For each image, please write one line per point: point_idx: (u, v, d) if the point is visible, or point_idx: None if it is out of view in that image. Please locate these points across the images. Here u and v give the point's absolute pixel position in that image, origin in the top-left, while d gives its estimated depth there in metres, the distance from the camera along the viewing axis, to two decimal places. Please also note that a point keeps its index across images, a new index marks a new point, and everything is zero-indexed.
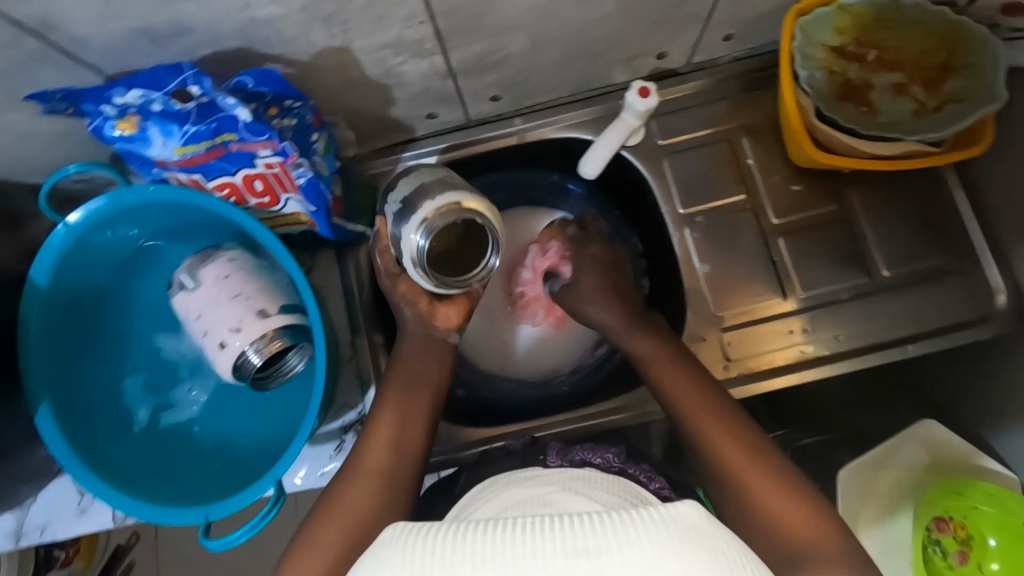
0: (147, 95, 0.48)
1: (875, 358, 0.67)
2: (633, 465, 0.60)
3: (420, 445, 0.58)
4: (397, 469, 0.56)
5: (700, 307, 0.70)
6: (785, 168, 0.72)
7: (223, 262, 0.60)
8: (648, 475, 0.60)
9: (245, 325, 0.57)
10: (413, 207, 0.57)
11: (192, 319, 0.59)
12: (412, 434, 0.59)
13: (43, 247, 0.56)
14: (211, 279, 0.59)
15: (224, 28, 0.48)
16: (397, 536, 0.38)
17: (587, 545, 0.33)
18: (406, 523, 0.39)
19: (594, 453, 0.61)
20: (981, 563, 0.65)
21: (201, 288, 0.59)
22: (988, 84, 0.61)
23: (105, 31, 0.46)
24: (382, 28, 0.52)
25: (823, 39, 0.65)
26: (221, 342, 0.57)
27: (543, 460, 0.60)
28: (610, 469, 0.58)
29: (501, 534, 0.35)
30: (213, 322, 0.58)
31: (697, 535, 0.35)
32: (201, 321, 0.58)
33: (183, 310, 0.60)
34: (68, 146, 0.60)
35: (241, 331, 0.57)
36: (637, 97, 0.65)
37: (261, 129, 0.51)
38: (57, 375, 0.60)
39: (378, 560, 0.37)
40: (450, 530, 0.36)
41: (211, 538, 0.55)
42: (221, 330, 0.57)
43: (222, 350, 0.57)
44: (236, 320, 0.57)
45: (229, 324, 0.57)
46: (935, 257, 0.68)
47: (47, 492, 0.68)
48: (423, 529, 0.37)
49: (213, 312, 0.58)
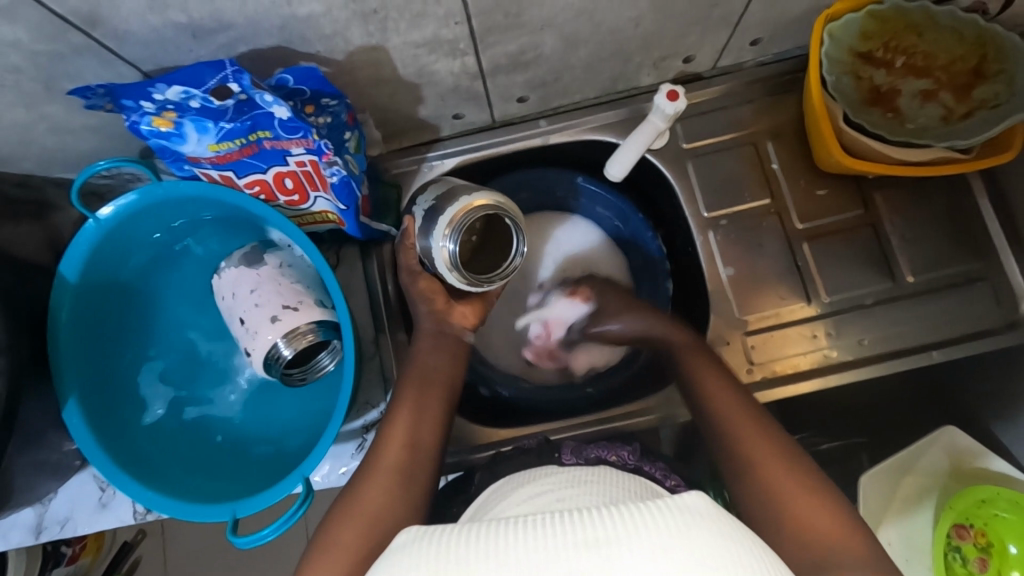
0: (186, 92, 0.48)
1: (899, 364, 0.67)
2: (647, 463, 0.61)
3: (436, 442, 0.58)
4: (415, 465, 0.55)
5: (724, 310, 0.70)
6: (809, 172, 0.72)
7: (284, 254, 0.62)
8: (664, 473, 0.60)
9: (303, 306, 0.59)
10: (438, 214, 0.59)
11: (242, 291, 0.60)
12: (428, 433, 0.57)
13: (74, 242, 0.57)
14: (272, 262, 0.61)
15: (265, 24, 0.48)
16: (409, 543, 0.37)
17: (598, 536, 0.32)
18: (418, 530, 0.38)
19: (608, 452, 0.61)
20: (1001, 569, 0.68)
21: (259, 266, 0.61)
22: (1018, 93, 0.61)
23: (148, 26, 0.46)
24: (419, 27, 0.52)
25: (852, 44, 0.65)
26: (269, 318, 0.58)
27: (558, 457, 0.60)
28: (626, 466, 0.59)
29: (510, 531, 0.34)
30: (266, 298, 0.59)
31: (707, 525, 0.33)
32: (253, 294, 0.59)
33: (233, 283, 0.61)
34: (100, 139, 0.60)
35: (297, 310, 0.58)
36: (665, 101, 0.66)
37: (298, 126, 0.51)
38: (85, 371, 0.61)
39: (394, 564, 0.36)
40: (460, 528, 0.35)
41: (239, 535, 0.54)
42: (275, 304, 0.58)
43: (265, 326, 0.58)
44: (294, 300, 0.59)
45: (286, 301, 0.59)
46: (963, 262, 0.69)
47: (67, 487, 0.67)
48: (433, 531, 0.37)
49: (269, 289, 0.59)
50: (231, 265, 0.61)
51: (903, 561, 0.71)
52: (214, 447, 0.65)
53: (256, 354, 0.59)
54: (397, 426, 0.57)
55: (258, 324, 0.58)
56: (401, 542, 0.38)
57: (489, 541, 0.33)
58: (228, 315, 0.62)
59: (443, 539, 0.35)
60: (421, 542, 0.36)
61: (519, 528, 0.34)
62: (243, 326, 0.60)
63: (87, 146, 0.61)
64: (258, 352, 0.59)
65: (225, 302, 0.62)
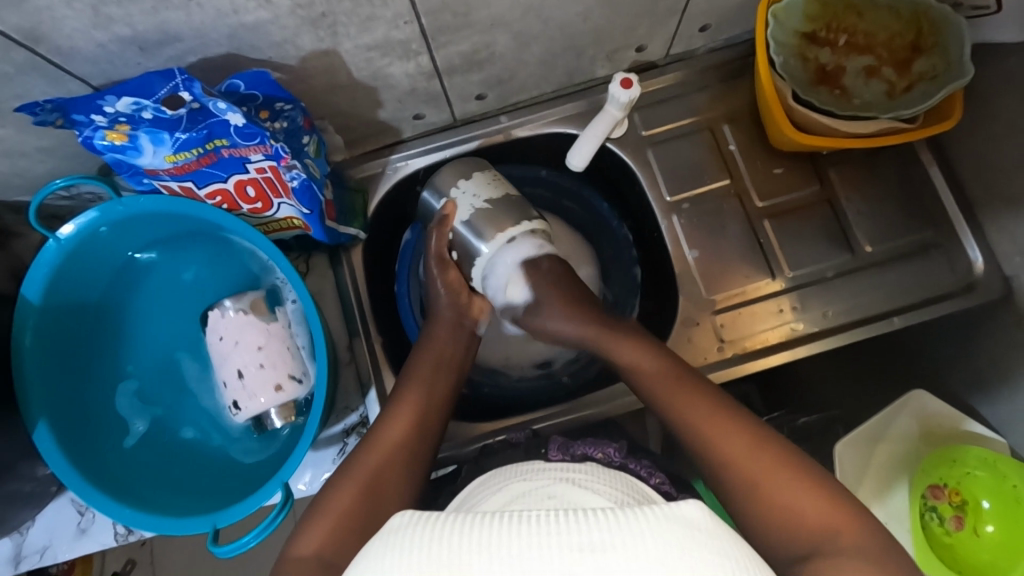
0: (138, 103, 0.48)
1: (864, 332, 0.69)
2: (633, 460, 0.61)
3: (440, 427, 0.60)
4: (417, 449, 0.57)
5: (693, 292, 0.71)
6: (765, 152, 0.74)
7: (291, 310, 0.63)
8: (648, 470, 0.60)
9: (307, 379, 0.61)
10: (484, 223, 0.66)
11: (247, 344, 0.59)
12: (433, 416, 0.60)
13: (35, 263, 0.57)
14: (282, 322, 0.61)
15: (214, 34, 0.49)
16: (408, 524, 0.35)
17: (591, 539, 0.32)
18: (415, 512, 0.36)
19: (595, 449, 0.62)
20: (976, 526, 0.69)
21: (269, 321, 0.61)
22: (956, 64, 0.63)
23: (94, 40, 0.46)
24: (369, 29, 0.53)
25: (795, 26, 0.68)
26: (273, 386, 0.59)
27: (544, 454, 0.61)
28: (611, 464, 0.59)
29: (507, 526, 0.33)
30: (276, 363, 0.59)
31: (701, 533, 0.33)
32: (259, 352, 0.59)
33: (237, 332, 0.59)
34: (57, 159, 0.60)
35: (301, 383, 0.61)
36: (620, 89, 0.67)
37: (253, 133, 0.51)
38: (54, 394, 0.60)
39: (387, 549, 0.35)
40: (460, 519, 0.34)
41: (220, 544, 0.54)
42: (281, 373, 0.59)
43: (265, 391, 0.59)
44: (300, 371, 0.61)
45: (291, 371, 0.60)
46: (918, 231, 0.71)
47: (45, 514, 0.66)
48: (433, 517, 0.35)
49: (280, 353, 0.60)
50: (236, 311, 0.60)
51: (883, 525, 0.71)
52: (191, 463, 0.64)
53: (248, 412, 0.60)
54: (405, 410, 0.59)
55: (258, 388, 0.59)
56: (396, 524, 0.36)
57: (486, 539, 0.32)
58: (219, 358, 0.60)
59: (440, 529, 0.34)
60: (409, 531, 0.35)
61: (512, 525, 0.33)
62: (239, 380, 0.59)
63: (43, 168, 0.61)
64: (250, 411, 0.60)
65: (221, 343, 0.60)
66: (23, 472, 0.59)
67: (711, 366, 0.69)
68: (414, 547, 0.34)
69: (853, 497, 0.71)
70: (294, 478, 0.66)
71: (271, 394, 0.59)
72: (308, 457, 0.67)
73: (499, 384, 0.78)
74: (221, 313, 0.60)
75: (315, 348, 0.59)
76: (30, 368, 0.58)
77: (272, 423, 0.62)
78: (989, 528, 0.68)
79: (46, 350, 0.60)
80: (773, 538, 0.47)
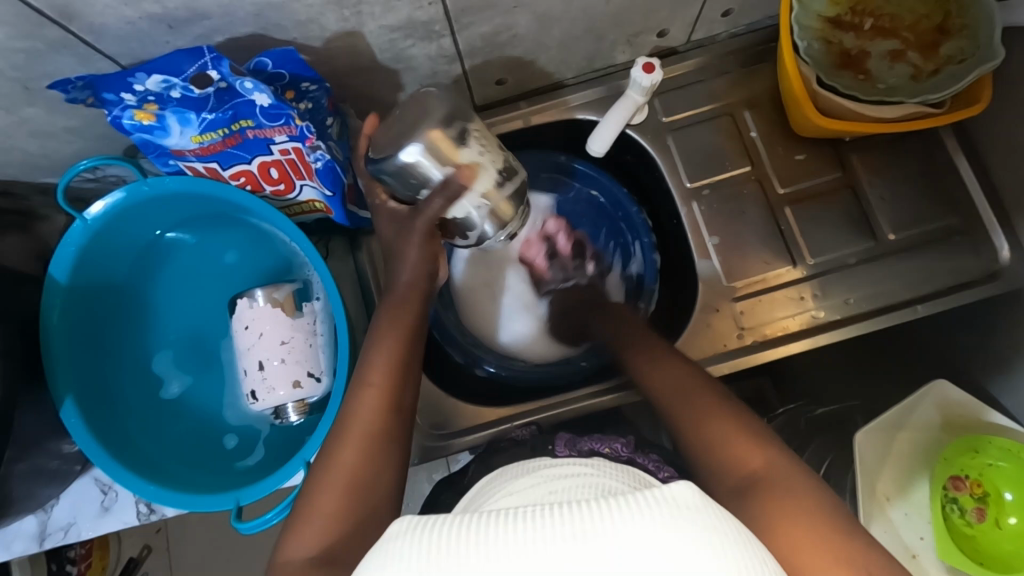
0: (167, 81, 0.48)
1: (886, 320, 0.68)
2: (640, 455, 0.62)
3: (411, 403, 0.55)
4: (392, 429, 0.52)
5: (713, 280, 0.71)
6: (787, 139, 0.73)
7: (316, 309, 0.63)
8: (657, 465, 0.61)
9: (325, 378, 0.62)
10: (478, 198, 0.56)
11: (271, 337, 0.60)
12: (405, 394, 0.54)
13: (62, 244, 0.58)
14: (301, 319, 0.61)
15: (240, 12, 0.49)
16: (405, 531, 0.34)
17: (584, 529, 0.31)
18: (415, 517, 0.35)
19: (602, 444, 0.62)
20: (999, 517, 0.67)
21: (292, 317, 0.61)
22: (985, 45, 0.62)
23: (123, 18, 0.46)
24: (393, 9, 0.53)
25: (818, 10, 0.67)
26: (294, 381, 0.60)
27: (552, 450, 0.61)
28: (619, 458, 0.60)
29: (501, 524, 0.32)
30: (294, 359, 0.60)
31: (693, 518, 0.32)
32: (283, 346, 0.60)
33: (264, 324, 0.60)
34: (84, 140, 0.61)
35: (320, 381, 0.61)
36: (642, 73, 0.66)
37: (278, 114, 0.51)
38: (80, 372, 0.61)
39: (383, 558, 0.34)
40: (454, 522, 0.33)
41: (243, 520, 0.55)
42: (301, 370, 0.60)
43: (280, 386, 0.60)
44: (320, 369, 0.61)
45: (309, 369, 0.60)
46: (942, 218, 0.70)
47: (69, 493, 0.67)
48: (427, 522, 0.34)
49: (300, 349, 0.60)
50: (264, 303, 0.60)
51: (900, 513, 0.71)
52: (213, 440, 0.65)
53: (265, 404, 0.60)
54: (372, 387, 0.53)
55: (277, 381, 0.60)
56: (394, 531, 0.35)
57: (476, 539, 0.32)
58: (243, 347, 0.61)
59: (435, 531, 0.33)
60: (401, 539, 0.34)
61: (504, 521, 0.32)
62: (260, 372, 0.60)
63: (70, 149, 0.61)
64: (267, 404, 0.60)
65: (246, 332, 0.60)
66: (49, 449, 0.59)
67: (731, 353, 0.69)
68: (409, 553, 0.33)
69: (872, 486, 0.71)
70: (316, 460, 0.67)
71: (283, 391, 0.60)
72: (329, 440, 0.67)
73: (517, 369, 0.76)
74: (249, 303, 0.61)
75: (338, 332, 0.60)
76: (58, 346, 0.59)
77: (287, 418, 0.62)
78: (1012, 521, 0.67)
79: (74, 331, 0.61)
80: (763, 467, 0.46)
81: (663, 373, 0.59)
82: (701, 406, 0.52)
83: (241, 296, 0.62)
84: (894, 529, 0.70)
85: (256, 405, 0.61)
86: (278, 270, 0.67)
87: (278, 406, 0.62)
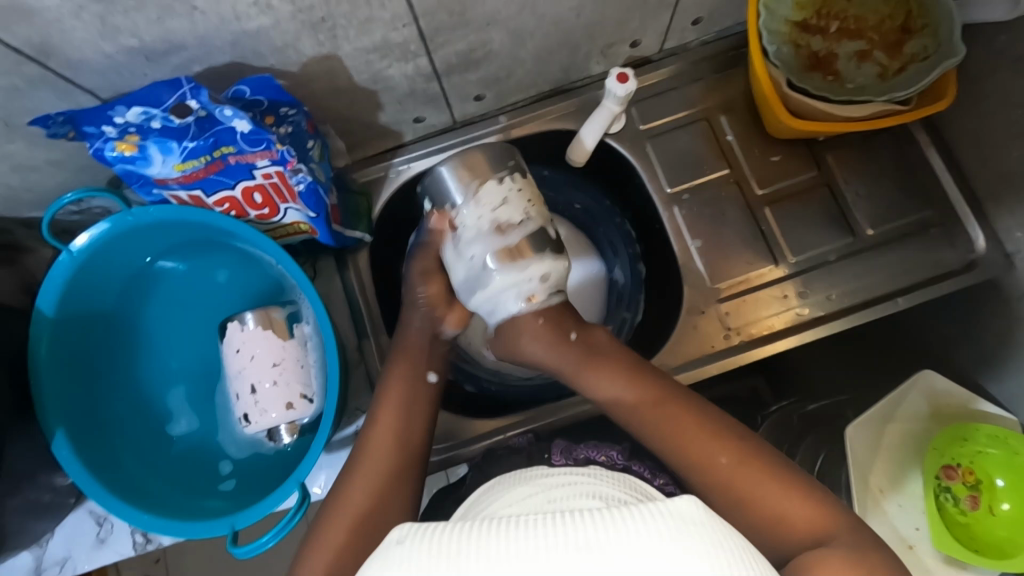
0: (147, 112, 0.49)
1: (869, 314, 0.69)
2: (636, 463, 0.62)
3: (423, 438, 0.59)
4: (403, 461, 0.57)
5: (696, 282, 0.72)
6: (763, 140, 0.75)
7: (307, 331, 0.64)
8: (652, 472, 0.61)
9: (317, 398, 0.62)
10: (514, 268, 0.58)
11: (263, 359, 0.60)
12: (414, 429, 0.59)
13: (48, 276, 0.58)
14: (292, 344, 0.61)
15: (217, 41, 0.50)
16: (410, 536, 0.35)
17: (587, 537, 0.31)
18: (414, 525, 0.36)
19: (597, 452, 0.62)
20: (992, 503, 0.69)
21: (284, 340, 0.61)
22: (945, 41, 0.64)
23: (101, 52, 0.47)
24: (369, 32, 0.54)
25: (785, 15, 0.69)
26: (287, 403, 0.60)
27: (548, 459, 0.61)
28: (615, 466, 0.59)
29: (504, 534, 0.33)
30: (284, 383, 0.60)
31: (693, 529, 0.33)
32: (276, 368, 0.60)
33: (256, 346, 0.60)
34: (68, 173, 0.61)
35: (311, 402, 0.61)
36: (616, 83, 0.67)
37: (258, 139, 0.52)
38: (71, 403, 0.61)
39: (382, 566, 0.34)
40: (455, 528, 0.34)
41: (239, 545, 0.55)
42: (293, 391, 0.60)
43: (270, 411, 0.60)
44: (312, 390, 0.62)
45: (301, 390, 0.61)
46: (917, 211, 0.71)
47: (64, 525, 0.67)
48: (430, 530, 0.35)
49: (292, 373, 0.60)
50: (255, 326, 0.61)
51: (896, 505, 0.72)
52: (209, 464, 0.65)
53: (259, 427, 0.60)
54: (383, 421, 0.59)
55: (269, 404, 0.60)
56: (393, 538, 0.36)
57: (480, 544, 0.32)
58: (234, 370, 0.61)
59: (436, 538, 0.34)
60: (402, 544, 0.35)
61: (513, 529, 0.33)
62: (252, 395, 0.60)
63: (55, 183, 0.62)
64: (260, 426, 0.61)
65: (237, 356, 0.61)
66: (43, 482, 0.59)
67: (718, 354, 0.69)
68: (410, 556, 0.34)
69: (866, 482, 0.71)
70: (310, 481, 0.67)
71: (272, 415, 0.60)
72: (323, 459, 0.67)
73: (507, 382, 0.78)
74: (240, 326, 0.61)
75: (327, 351, 0.60)
76: (47, 379, 0.59)
77: (280, 439, 0.63)
78: (1005, 506, 0.68)
79: (62, 363, 0.61)
80: (795, 522, 0.48)
81: (609, 377, 0.59)
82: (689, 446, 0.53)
83: (232, 319, 0.62)
84: (890, 522, 0.71)
85: (246, 428, 0.62)
86: (267, 292, 0.67)
87: (271, 428, 0.62)
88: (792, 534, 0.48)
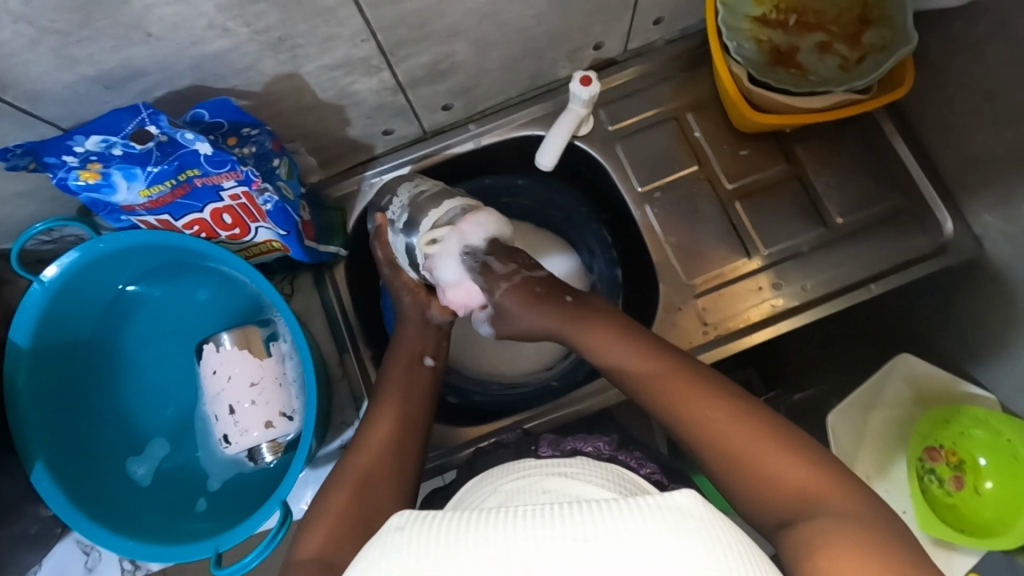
0: (106, 140, 0.49)
1: (843, 302, 0.70)
2: (622, 452, 0.61)
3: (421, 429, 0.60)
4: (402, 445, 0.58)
5: (673, 279, 0.72)
6: (731, 135, 0.76)
7: (284, 348, 0.64)
8: (639, 460, 0.60)
9: (297, 416, 0.62)
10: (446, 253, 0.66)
11: (241, 379, 0.60)
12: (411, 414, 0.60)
13: (21, 306, 0.58)
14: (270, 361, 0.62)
15: (177, 66, 0.50)
16: (414, 522, 0.35)
17: (587, 529, 0.31)
18: (413, 511, 0.36)
19: (584, 442, 0.61)
20: (976, 484, 0.69)
21: (262, 359, 0.61)
22: (902, 31, 0.65)
23: (60, 82, 0.47)
24: (330, 49, 0.55)
25: (745, 11, 0.70)
26: (266, 422, 0.60)
27: (535, 452, 0.61)
28: (601, 456, 0.58)
29: (507, 522, 0.32)
30: (263, 402, 0.60)
31: (691, 523, 0.32)
32: (253, 388, 0.60)
33: (233, 367, 0.60)
34: (37, 203, 0.61)
35: (292, 419, 0.62)
36: (580, 87, 0.68)
37: (223, 159, 0.52)
38: (51, 432, 0.61)
39: (382, 551, 0.34)
40: (456, 517, 0.34)
41: (223, 567, 0.55)
42: (273, 409, 0.60)
43: (248, 430, 0.60)
44: (291, 408, 0.62)
45: (280, 408, 0.61)
46: (888, 198, 0.72)
47: (52, 556, 0.66)
48: (431, 517, 0.35)
49: (271, 391, 0.60)
50: (232, 347, 0.61)
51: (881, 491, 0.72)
52: (192, 487, 0.65)
53: (240, 447, 0.60)
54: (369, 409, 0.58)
55: (249, 423, 0.60)
56: (393, 525, 0.36)
57: (484, 532, 0.32)
58: (212, 392, 0.61)
59: (435, 526, 0.34)
60: (403, 531, 0.34)
61: (509, 519, 0.33)
62: (231, 415, 0.60)
63: (23, 214, 0.62)
64: (242, 446, 0.60)
65: (215, 377, 0.61)
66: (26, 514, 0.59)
67: (697, 350, 0.69)
68: (407, 544, 0.34)
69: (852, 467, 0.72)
70: (296, 498, 0.67)
71: (251, 434, 0.60)
72: (308, 475, 0.68)
73: (490, 391, 0.78)
74: (216, 347, 0.61)
75: (304, 367, 0.60)
76: (26, 410, 0.59)
77: (262, 458, 0.63)
78: (988, 485, 0.69)
79: (40, 392, 0.61)
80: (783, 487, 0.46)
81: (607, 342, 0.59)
82: (677, 392, 0.53)
83: (208, 341, 0.62)
84: None
85: (229, 450, 0.61)
86: (244, 311, 0.68)
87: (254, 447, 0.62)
88: (780, 493, 0.45)
